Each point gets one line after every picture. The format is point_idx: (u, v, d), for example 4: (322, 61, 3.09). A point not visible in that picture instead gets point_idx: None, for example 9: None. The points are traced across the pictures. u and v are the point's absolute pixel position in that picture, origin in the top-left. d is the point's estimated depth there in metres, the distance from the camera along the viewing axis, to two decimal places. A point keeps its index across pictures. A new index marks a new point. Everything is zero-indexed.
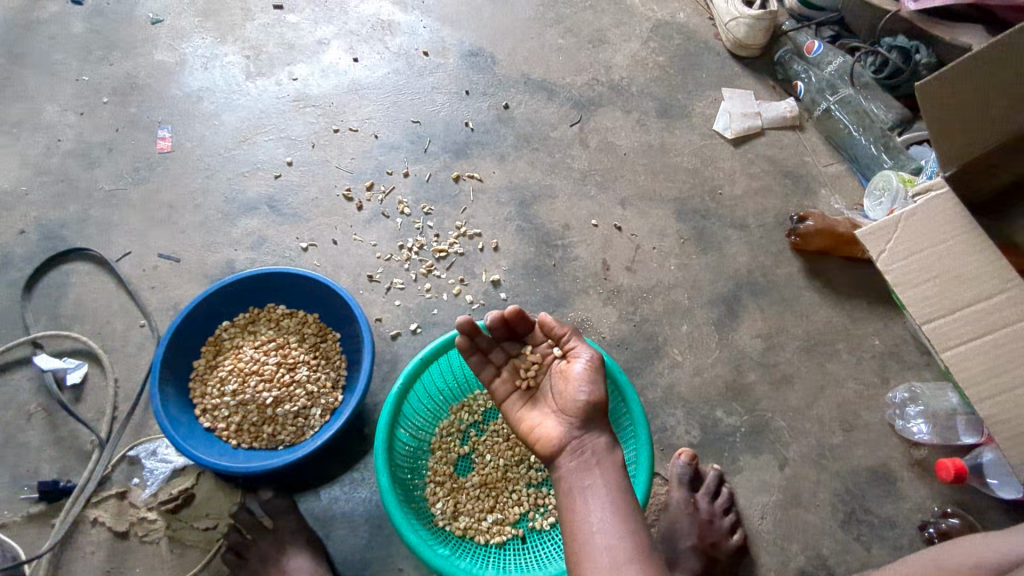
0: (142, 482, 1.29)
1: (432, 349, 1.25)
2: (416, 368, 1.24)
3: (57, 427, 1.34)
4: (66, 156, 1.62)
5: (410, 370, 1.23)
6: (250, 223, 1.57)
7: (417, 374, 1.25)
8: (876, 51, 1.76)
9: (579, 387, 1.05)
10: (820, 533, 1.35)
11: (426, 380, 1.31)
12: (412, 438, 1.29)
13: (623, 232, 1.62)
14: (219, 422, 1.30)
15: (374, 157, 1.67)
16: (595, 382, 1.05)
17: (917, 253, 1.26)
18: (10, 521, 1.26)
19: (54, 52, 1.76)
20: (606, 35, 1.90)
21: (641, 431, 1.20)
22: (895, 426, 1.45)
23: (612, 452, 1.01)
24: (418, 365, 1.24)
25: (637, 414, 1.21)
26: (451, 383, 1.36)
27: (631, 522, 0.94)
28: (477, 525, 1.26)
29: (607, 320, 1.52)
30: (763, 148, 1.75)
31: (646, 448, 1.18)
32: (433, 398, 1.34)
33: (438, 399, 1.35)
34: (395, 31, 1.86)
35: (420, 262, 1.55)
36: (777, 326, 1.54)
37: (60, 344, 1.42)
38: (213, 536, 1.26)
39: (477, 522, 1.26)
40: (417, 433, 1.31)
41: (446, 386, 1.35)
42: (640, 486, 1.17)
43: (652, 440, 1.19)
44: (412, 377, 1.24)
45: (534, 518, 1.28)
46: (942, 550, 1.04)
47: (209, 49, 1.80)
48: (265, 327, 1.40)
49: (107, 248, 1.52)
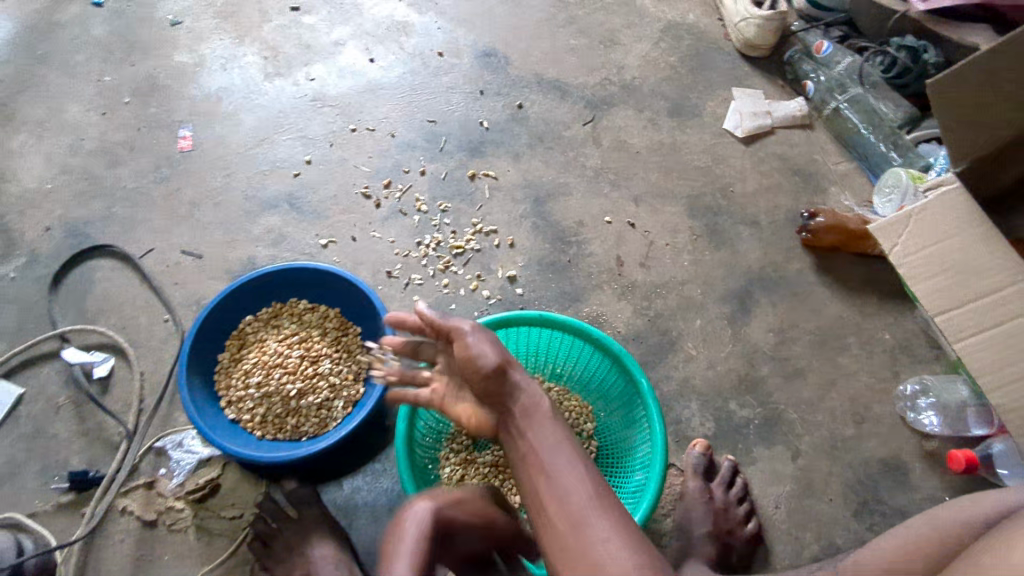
0: (169, 472, 1.32)
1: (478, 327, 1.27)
2: None
3: (85, 419, 1.37)
4: (89, 155, 1.65)
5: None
6: (271, 220, 1.60)
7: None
8: (886, 51, 1.78)
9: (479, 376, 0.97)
10: (833, 523, 1.38)
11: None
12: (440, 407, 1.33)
13: (636, 229, 1.65)
14: (243, 414, 1.33)
15: (391, 155, 1.70)
16: (487, 351, 0.98)
17: (927, 247, 1.30)
18: (40, 510, 1.29)
19: (76, 53, 1.79)
20: (617, 36, 1.93)
21: (657, 443, 1.20)
22: (906, 418, 1.47)
23: (535, 405, 0.96)
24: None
25: (656, 428, 1.21)
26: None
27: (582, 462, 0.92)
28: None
29: (621, 315, 1.55)
30: (773, 147, 1.78)
31: (659, 459, 1.18)
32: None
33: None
34: (410, 32, 1.89)
35: (437, 259, 1.58)
36: (789, 320, 1.56)
37: (86, 338, 1.45)
38: (238, 525, 1.29)
39: None
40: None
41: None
42: (648, 493, 1.17)
43: (667, 452, 1.19)
44: None
45: (531, 512, 1.30)
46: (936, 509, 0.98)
47: (228, 50, 1.83)
48: (288, 321, 1.42)
49: (131, 244, 1.55)
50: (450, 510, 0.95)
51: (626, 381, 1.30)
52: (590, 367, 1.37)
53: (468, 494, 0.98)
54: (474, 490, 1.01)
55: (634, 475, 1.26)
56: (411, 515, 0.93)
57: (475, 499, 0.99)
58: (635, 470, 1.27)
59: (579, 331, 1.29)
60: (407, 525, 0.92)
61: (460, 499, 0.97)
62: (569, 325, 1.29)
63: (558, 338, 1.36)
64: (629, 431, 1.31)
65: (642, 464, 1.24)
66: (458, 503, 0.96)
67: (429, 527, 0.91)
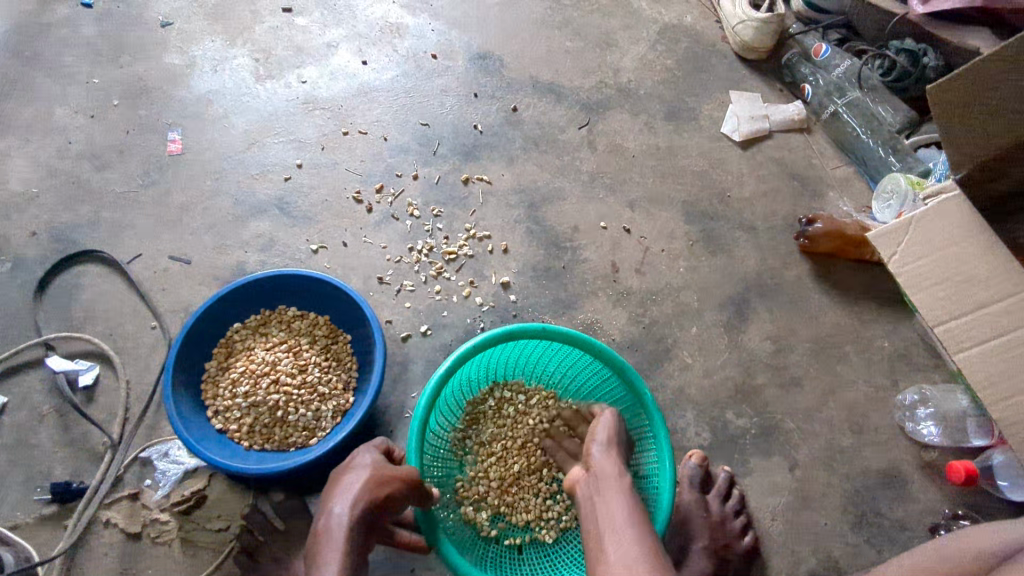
0: (154, 483, 1.30)
1: (477, 343, 1.20)
2: (459, 359, 1.20)
3: (69, 428, 1.34)
4: (76, 158, 1.62)
5: (452, 362, 1.19)
6: (261, 225, 1.58)
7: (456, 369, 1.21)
8: (884, 55, 1.76)
9: (599, 431, 1.11)
10: (830, 535, 1.35)
11: (460, 372, 1.28)
12: (437, 426, 1.27)
13: (632, 235, 1.62)
14: (231, 424, 1.30)
15: (383, 159, 1.67)
16: (606, 429, 1.11)
17: (925, 255, 1.28)
18: (22, 522, 1.26)
19: (64, 54, 1.76)
20: (613, 38, 1.91)
21: (664, 456, 1.18)
22: (905, 428, 1.45)
23: (621, 473, 1.04)
24: (461, 358, 1.20)
25: (662, 443, 1.19)
26: (478, 378, 1.34)
27: (643, 527, 0.94)
28: (479, 518, 1.25)
29: (616, 322, 1.53)
30: (770, 151, 1.76)
31: (667, 475, 1.16)
32: (465, 387, 1.33)
33: (464, 391, 1.33)
34: (403, 34, 1.87)
35: (430, 264, 1.56)
36: (786, 328, 1.54)
37: (72, 346, 1.42)
38: (225, 538, 1.26)
39: (483, 516, 1.26)
40: (447, 415, 1.30)
41: (475, 380, 1.34)
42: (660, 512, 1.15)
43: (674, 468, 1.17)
44: (454, 367, 1.20)
45: (537, 531, 1.27)
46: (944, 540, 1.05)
47: (218, 52, 1.80)
48: (276, 329, 1.40)
49: (118, 250, 1.52)
50: (360, 497, 1.00)
51: (625, 390, 1.28)
52: (585, 376, 1.35)
53: (371, 473, 1.03)
54: (374, 464, 1.06)
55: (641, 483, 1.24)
56: (326, 520, 0.98)
57: (385, 476, 1.03)
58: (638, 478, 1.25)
59: (578, 343, 1.24)
60: (323, 532, 0.97)
61: (366, 483, 1.02)
62: (572, 337, 1.23)
63: (551, 348, 1.33)
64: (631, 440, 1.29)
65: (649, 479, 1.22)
66: (366, 484, 1.02)
67: (350, 521, 0.98)
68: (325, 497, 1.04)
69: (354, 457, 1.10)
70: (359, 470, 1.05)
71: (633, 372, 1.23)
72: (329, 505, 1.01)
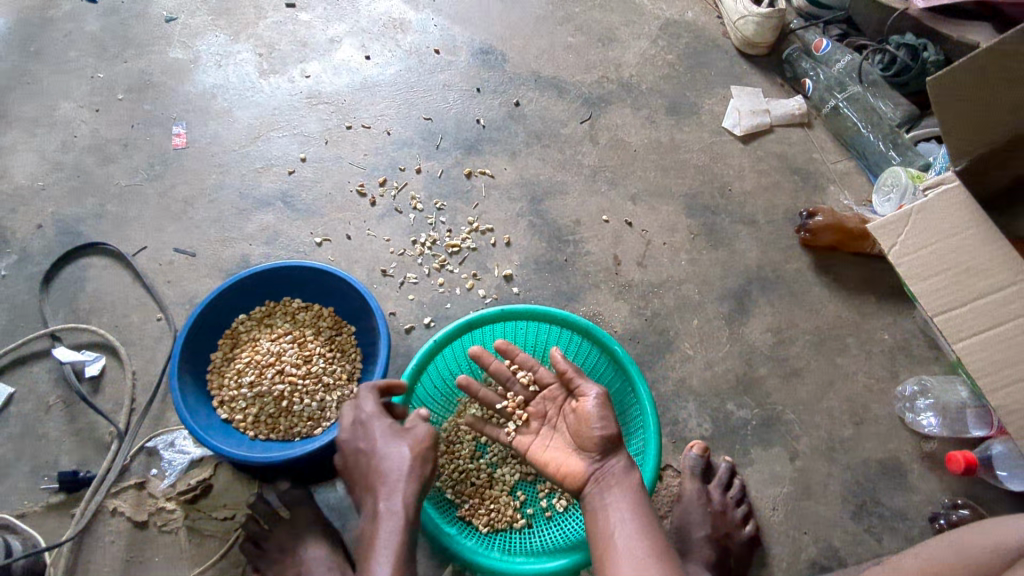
0: (160, 472, 1.31)
1: (443, 335, 1.24)
2: (428, 351, 1.23)
3: (75, 419, 1.35)
4: (82, 152, 1.64)
5: (421, 356, 1.22)
6: (264, 219, 1.59)
7: (426, 365, 1.24)
8: (884, 50, 1.78)
9: (594, 421, 1.05)
10: (830, 524, 1.37)
11: (438, 364, 1.30)
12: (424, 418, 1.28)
13: (633, 228, 1.63)
14: (236, 414, 1.31)
15: (387, 153, 1.68)
16: (603, 418, 1.05)
17: (929, 246, 1.30)
18: (30, 510, 1.27)
19: (69, 50, 1.77)
20: (615, 33, 1.92)
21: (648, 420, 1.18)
22: (905, 419, 1.46)
23: (630, 468, 1.04)
24: (430, 351, 1.23)
25: (644, 402, 1.19)
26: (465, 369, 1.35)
27: (649, 522, 0.98)
28: (478, 511, 1.25)
29: (618, 314, 1.54)
30: (771, 145, 1.77)
31: (653, 444, 1.16)
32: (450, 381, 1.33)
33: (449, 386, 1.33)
34: (406, 29, 1.88)
35: (433, 257, 1.57)
36: (786, 320, 1.55)
37: (78, 337, 1.43)
38: (230, 526, 1.28)
39: (485, 497, 1.26)
40: (434, 406, 1.31)
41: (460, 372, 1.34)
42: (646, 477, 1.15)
43: (661, 432, 1.17)
44: (426, 359, 1.23)
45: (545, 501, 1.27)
46: (968, 528, 1.04)
47: (222, 46, 1.81)
48: (281, 320, 1.41)
49: (124, 242, 1.53)
50: (410, 485, 1.03)
51: (602, 356, 1.29)
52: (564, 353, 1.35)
53: (413, 452, 1.06)
54: (407, 438, 1.08)
55: (631, 442, 1.25)
56: (387, 505, 1.01)
57: (426, 455, 1.08)
58: (629, 437, 1.26)
59: (540, 316, 1.27)
60: (383, 525, 0.99)
61: (413, 466, 1.05)
62: (532, 313, 1.26)
63: (523, 329, 1.33)
64: (621, 417, 1.28)
65: (638, 447, 1.23)
66: (412, 468, 1.05)
67: (407, 508, 1.02)
68: (367, 482, 1.07)
69: (371, 431, 1.09)
70: (398, 447, 1.07)
71: (605, 334, 1.26)
72: (382, 493, 1.03)
